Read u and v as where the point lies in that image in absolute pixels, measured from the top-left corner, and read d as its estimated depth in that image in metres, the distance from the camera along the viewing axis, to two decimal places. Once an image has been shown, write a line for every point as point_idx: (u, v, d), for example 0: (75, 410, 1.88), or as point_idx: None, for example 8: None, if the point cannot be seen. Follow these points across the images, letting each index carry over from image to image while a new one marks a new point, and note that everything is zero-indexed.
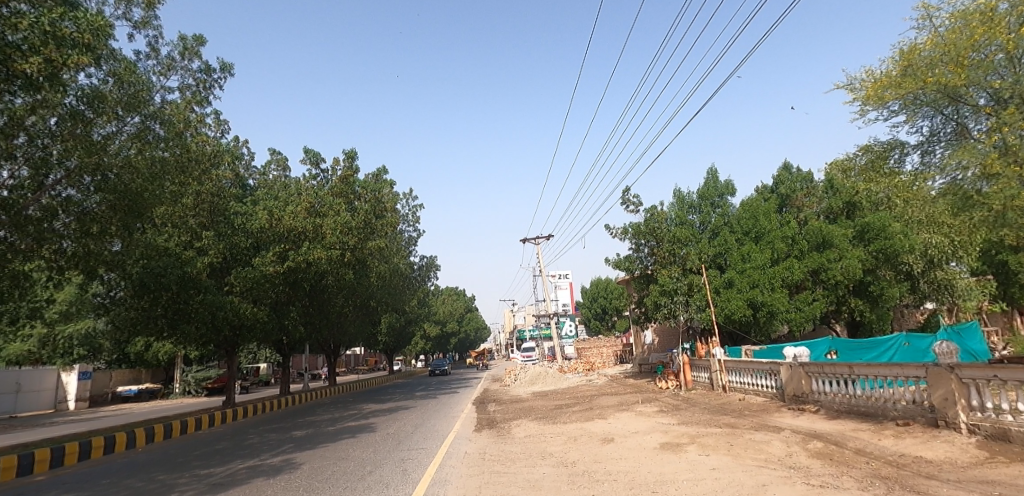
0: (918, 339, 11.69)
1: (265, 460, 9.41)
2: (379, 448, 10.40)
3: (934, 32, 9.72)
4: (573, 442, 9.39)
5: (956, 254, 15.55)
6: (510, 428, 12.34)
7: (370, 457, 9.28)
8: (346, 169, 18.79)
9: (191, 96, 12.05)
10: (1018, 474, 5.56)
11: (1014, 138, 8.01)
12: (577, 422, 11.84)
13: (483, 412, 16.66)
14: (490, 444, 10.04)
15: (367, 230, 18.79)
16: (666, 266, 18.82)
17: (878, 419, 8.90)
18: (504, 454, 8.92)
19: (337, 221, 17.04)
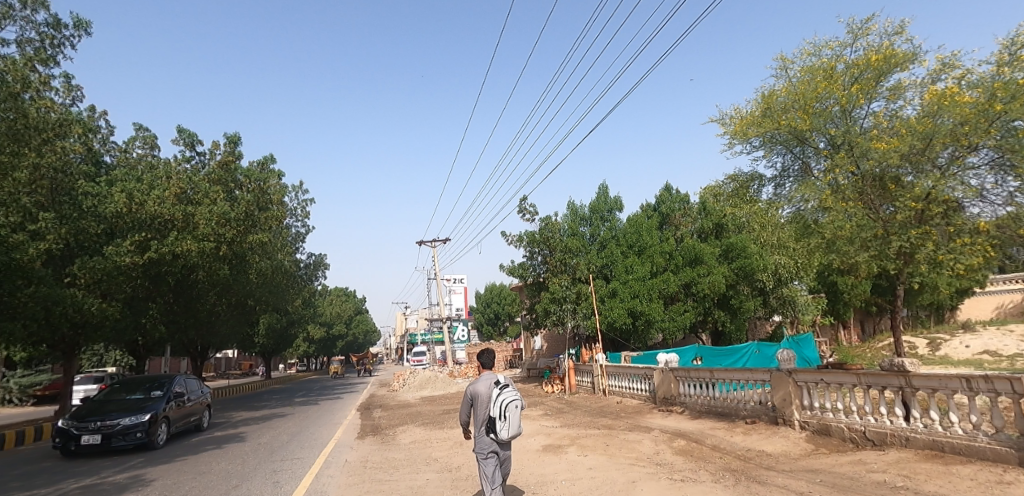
0: (767, 347, 13.23)
1: (108, 477, 8.51)
2: (248, 459, 9.81)
3: (788, 81, 11.16)
4: (458, 446, 9.54)
5: (801, 274, 17.80)
6: (395, 434, 12.22)
7: (238, 470, 8.75)
8: (225, 153, 17.64)
9: (33, 52, 10.62)
10: (835, 463, 6.59)
11: (843, 179, 9.49)
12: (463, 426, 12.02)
13: (368, 418, 16.27)
14: (372, 451, 9.90)
15: (248, 223, 17.61)
16: (557, 274, 19.75)
17: (731, 418, 9.98)
18: (386, 460, 8.86)
19: (212, 211, 15.81)
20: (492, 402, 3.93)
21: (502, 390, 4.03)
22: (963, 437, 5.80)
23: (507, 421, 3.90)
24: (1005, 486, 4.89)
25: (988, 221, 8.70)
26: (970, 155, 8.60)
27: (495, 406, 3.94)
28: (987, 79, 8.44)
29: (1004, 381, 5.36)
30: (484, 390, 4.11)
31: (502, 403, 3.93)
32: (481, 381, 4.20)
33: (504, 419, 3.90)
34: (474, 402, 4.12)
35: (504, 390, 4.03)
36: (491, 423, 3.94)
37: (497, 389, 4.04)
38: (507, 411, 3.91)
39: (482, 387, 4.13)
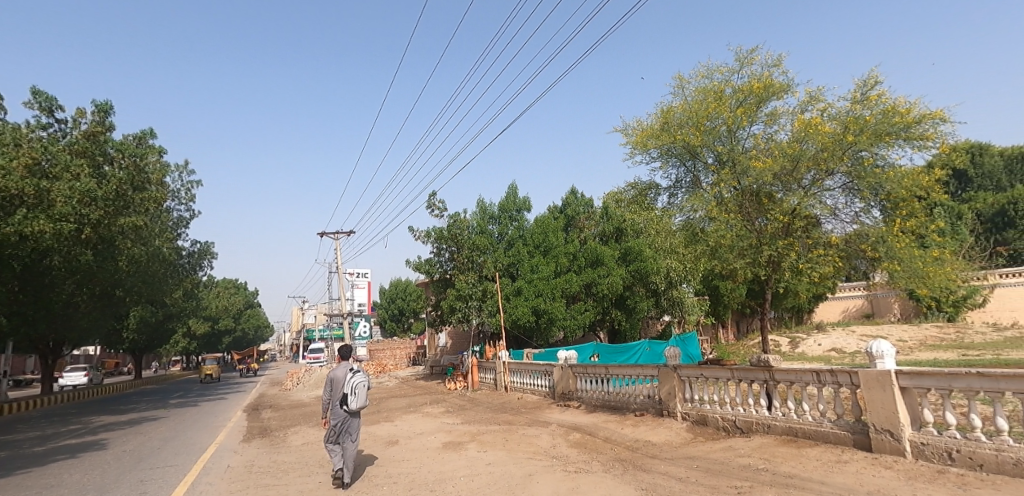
0: (657, 345, 14.21)
1: None
2: (110, 469, 8.98)
3: (685, 98, 12.05)
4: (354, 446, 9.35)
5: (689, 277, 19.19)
6: (285, 436, 11.72)
7: (98, 481, 8.00)
8: (92, 122, 15.94)
9: None
10: (709, 450, 7.29)
11: (726, 192, 10.46)
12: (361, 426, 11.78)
13: (255, 420, 15.41)
14: (258, 455, 9.43)
15: (118, 203, 16.01)
16: (463, 272, 19.94)
17: (623, 412, 10.62)
18: (275, 464, 8.50)
19: (73, 187, 14.16)
20: (347, 385, 6.53)
21: (353, 376, 6.65)
22: (812, 424, 6.68)
23: (355, 397, 6.54)
24: (843, 464, 5.73)
25: (840, 236, 10.01)
26: (827, 178, 9.85)
27: (348, 388, 6.55)
28: (844, 113, 9.69)
29: (846, 375, 6.25)
30: (343, 377, 6.67)
31: (354, 387, 6.56)
32: (341, 371, 6.71)
33: (355, 394, 6.54)
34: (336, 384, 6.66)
35: (355, 377, 6.63)
36: (345, 398, 6.54)
37: (351, 375, 6.62)
38: (355, 390, 6.56)
39: (342, 375, 6.68)
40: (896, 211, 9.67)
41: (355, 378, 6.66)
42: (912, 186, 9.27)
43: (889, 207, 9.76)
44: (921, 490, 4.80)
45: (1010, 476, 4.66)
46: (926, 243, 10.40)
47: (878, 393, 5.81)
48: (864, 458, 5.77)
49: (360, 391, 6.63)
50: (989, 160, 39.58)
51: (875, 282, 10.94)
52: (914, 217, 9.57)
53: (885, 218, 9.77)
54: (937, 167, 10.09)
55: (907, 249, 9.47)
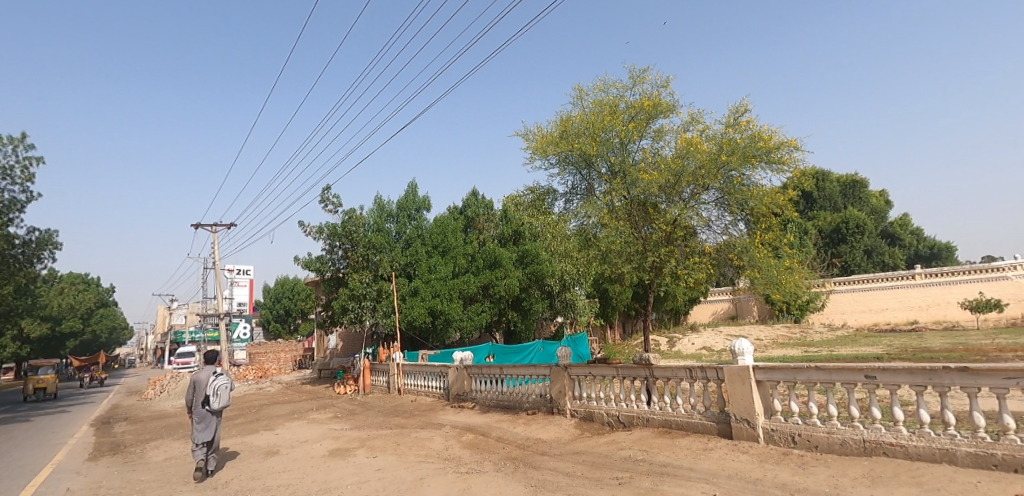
0: (550, 345, 14.74)
1: None
2: None
3: (582, 110, 12.66)
4: (229, 458, 8.75)
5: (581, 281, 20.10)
6: (145, 451, 10.63)
7: None
8: None
9: None
10: (595, 444, 7.75)
11: (617, 201, 11.16)
12: (237, 435, 11.01)
13: (108, 435, 13.79)
14: (111, 474, 8.48)
15: None
16: (358, 270, 19.08)
17: (515, 411, 10.91)
18: (132, 484, 7.70)
19: None
20: (211, 386, 7.37)
21: (217, 379, 7.49)
22: (684, 416, 7.34)
23: (218, 397, 7.37)
24: (708, 451, 6.39)
25: (712, 245, 11.06)
26: (703, 193, 10.83)
27: (212, 389, 7.38)
28: (719, 135, 10.75)
29: (714, 370, 6.95)
30: (206, 379, 7.47)
31: (217, 388, 7.40)
32: (204, 374, 7.52)
33: (218, 395, 7.38)
34: (197, 386, 7.41)
35: (218, 380, 7.48)
36: (208, 398, 7.34)
37: (215, 378, 7.48)
38: (219, 391, 7.40)
39: (205, 377, 7.48)
40: (757, 225, 10.88)
41: (218, 381, 7.47)
42: (770, 204, 10.54)
43: (752, 222, 10.97)
44: (770, 471, 5.51)
45: (838, 454, 5.59)
46: (779, 253, 11.82)
47: (738, 386, 6.53)
48: (726, 445, 6.47)
49: (223, 393, 7.45)
50: (829, 184, 45.38)
51: (739, 288, 12.22)
52: (771, 231, 10.85)
53: (748, 231, 10.96)
54: (790, 189, 11.53)
55: (765, 259, 10.71)
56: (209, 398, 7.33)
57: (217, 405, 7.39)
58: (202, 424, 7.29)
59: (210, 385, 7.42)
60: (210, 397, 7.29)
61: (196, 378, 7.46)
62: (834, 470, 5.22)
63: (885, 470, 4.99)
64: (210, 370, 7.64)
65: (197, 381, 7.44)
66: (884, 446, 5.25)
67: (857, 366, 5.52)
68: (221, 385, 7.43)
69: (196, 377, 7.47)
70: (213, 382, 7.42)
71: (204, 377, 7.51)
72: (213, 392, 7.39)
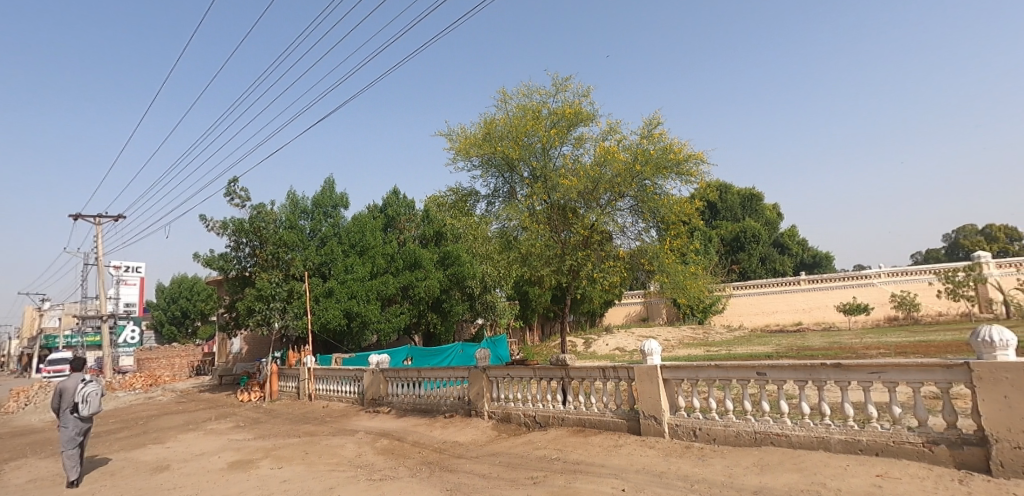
0: (469, 347, 14.72)
1: None
2: None
3: (505, 113, 12.78)
4: (111, 476, 7.98)
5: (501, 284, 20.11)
6: (7, 472, 9.41)
7: None
8: None
9: None
10: (511, 445, 7.82)
11: (537, 205, 11.36)
12: (122, 450, 10.05)
13: None
14: None
15: None
16: (267, 269, 17.86)
17: (433, 414, 10.76)
18: None
19: None
20: (78, 392, 7.44)
21: (85, 386, 7.57)
22: (597, 414, 7.58)
23: (86, 403, 7.44)
24: (619, 448, 6.64)
25: (627, 250, 11.52)
26: (619, 200, 11.27)
27: (80, 395, 7.45)
28: (635, 145, 11.23)
29: (625, 370, 7.23)
30: (72, 386, 7.53)
31: (86, 393, 7.48)
32: (72, 382, 7.58)
33: (86, 401, 7.45)
34: (63, 393, 7.45)
35: (86, 386, 7.57)
36: (76, 404, 7.40)
37: (83, 384, 7.56)
38: (88, 398, 7.48)
39: (72, 384, 7.54)
40: (667, 232, 11.48)
41: (88, 388, 7.56)
42: (679, 213, 11.17)
43: (662, 229, 11.56)
44: (673, 464, 5.83)
45: (732, 446, 6.02)
46: (686, 259, 12.55)
47: (648, 385, 6.84)
48: (635, 441, 6.77)
49: (91, 399, 7.53)
50: (730, 197, 48.81)
51: (650, 291, 12.85)
52: (679, 238, 11.50)
53: (659, 238, 11.53)
54: (696, 199, 12.28)
55: (672, 265, 11.34)
56: (77, 405, 7.39)
57: (85, 411, 7.46)
58: (69, 431, 7.29)
59: (77, 392, 7.48)
60: (79, 404, 7.37)
61: (61, 386, 7.49)
62: (729, 460, 5.63)
63: (772, 458, 5.46)
64: (78, 378, 7.69)
65: (62, 389, 7.48)
66: (771, 437, 5.74)
67: (750, 363, 5.96)
68: (89, 390, 7.52)
69: (61, 384, 7.50)
70: (82, 390, 7.48)
71: (71, 384, 7.56)
72: (81, 399, 7.45)
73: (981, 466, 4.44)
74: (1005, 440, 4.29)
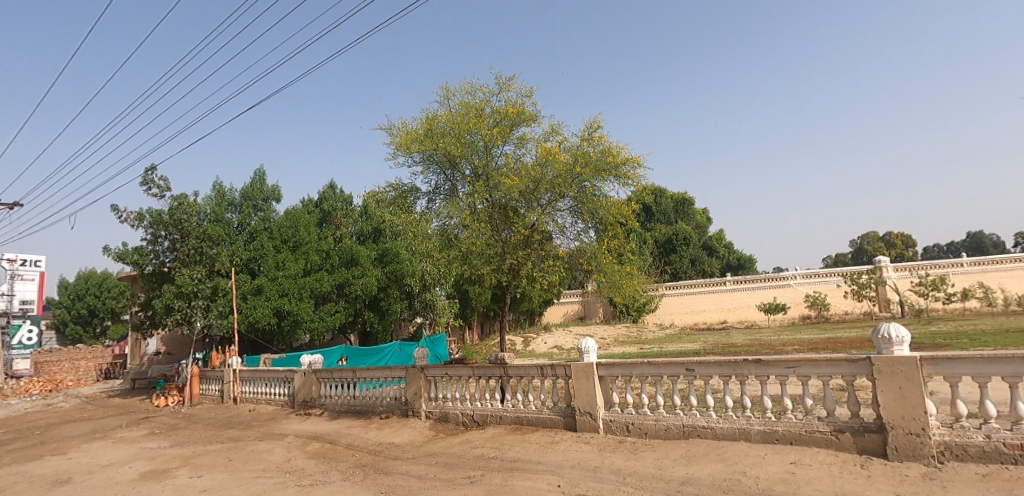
0: (407, 347, 14.43)
1: None
2: None
3: (448, 110, 12.56)
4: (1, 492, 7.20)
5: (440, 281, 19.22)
6: None
7: None
8: None
9: None
10: (448, 445, 7.71)
11: (478, 204, 11.30)
12: (16, 463, 9.11)
13: None
14: None
15: None
16: (188, 265, 16.57)
17: (367, 415, 10.44)
18: None
19: None
20: None
21: None
22: (535, 412, 7.59)
23: None
24: (555, 444, 6.68)
25: (566, 250, 11.63)
26: (559, 200, 11.37)
27: None
28: (575, 147, 11.35)
29: (562, 367, 7.28)
30: None
31: None
32: None
33: None
34: None
35: None
36: None
37: None
38: None
39: None
40: (605, 233, 11.69)
41: None
42: (617, 215, 11.40)
43: (601, 230, 11.75)
44: (607, 458, 5.93)
45: (662, 439, 6.19)
46: (622, 259, 12.86)
47: (584, 381, 6.91)
48: (571, 437, 6.83)
49: None
50: (664, 200, 50.54)
51: (588, 291, 13.05)
52: (616, 239, 11.76)
53: (597, 239, 11.72)
54: (633, 201, 12.59)
55: (609, 265, 11.57)
56: None
57: None
58: None
59: None
60: None
61: None
62: (660, 453, 5.79)
63: (698, 450, 5.67)
64: None
65: None
66: (698, 430, 5.95)
67: (680, 360, 6.18)
68: None
69: None
70: None
71: None
72: None
73: (878, 451, 4.89)
74: (899, 427, 4.76)
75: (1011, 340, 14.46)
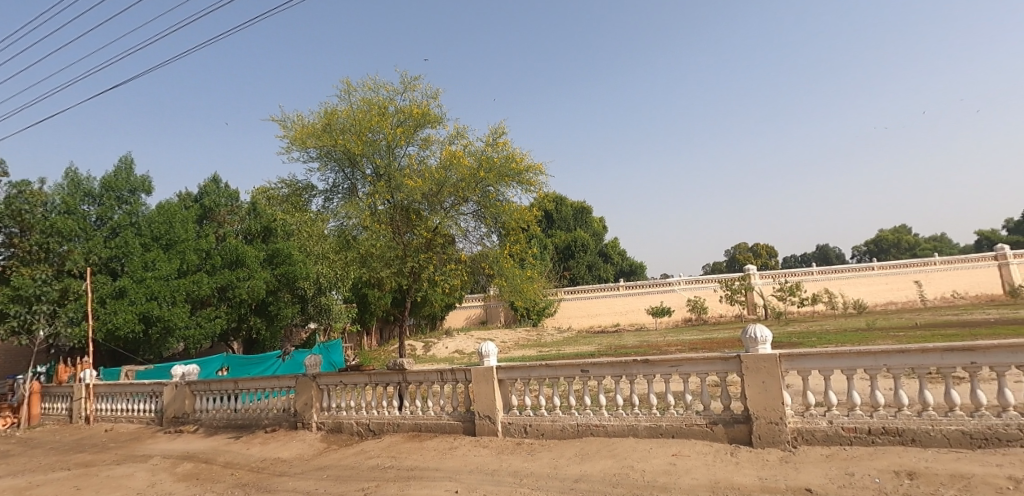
0: (298, 354, 13.56)
1: None
2: None
3: (349, 105, 11.96)
4: None
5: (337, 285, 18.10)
6: None
7: None
8: None
9: None
10: (341, 457, 7.30)
11: (378, 205, 10.92)
12: None
13: None
14: None
15: None
16: (28, 263, 14.61)
17: (251, 430, 9.59)
18: None
19: None
20: None
21: None
22: (433, 418, 7.40)
23: None
24: (453, 450, 6.57)
25: (468, 254, 11.56)
26: (462, 204, 11.28)
27: None
28: (479, 152, 11.29)
29: (462, 372, 7.16)
30: None
31: None
32: None
33: None
34: None
35: None
36: None
37: None
38: None
39: None
40: (507, 238, 11.79)
41: None
42: (519, 221, 11.54)
43: (503, 235, 11.83)
44: (505, 461, 5.91)
45: (558, 439, 6.29)
46: (524, 263, 13.03)
47: (483, 386, 6.82)
48: (469, 442, 6.73)
49: None
50: (564, 208, 52.06)
51: (489, 295, 13.06)
52: (518, 243, 11.92)
53: (499, 243, 11.78)
54: (535, 208, 12.80)
55: (510, 269, 11.68)
56: None
57: None
58: None
59: None
60: None
61: None
62: (555, 453, 5.88)
63: (590, 448, 5.82)
64: None
65: None
66: (591, 428, 6.11)
67: (576, 361, 6.33)
68: None
69: None
70: None
71: None
72: None
73: (745, 440, 5.31)
74: (762, 417, 5.20)
75: (849, 339, 16.67)
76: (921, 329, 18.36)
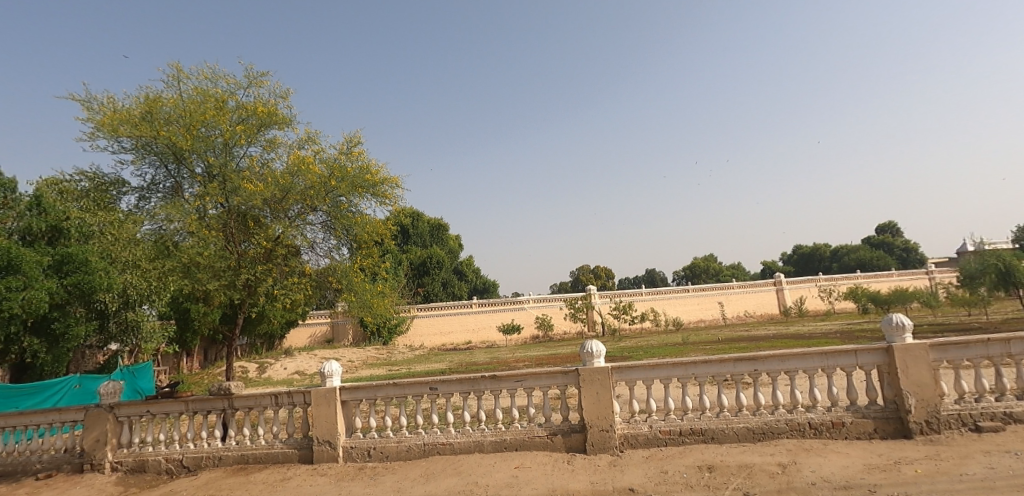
0: (91, 380, 10.43)
1: None
2: None
3: (178, 94, 10.60)
4: None
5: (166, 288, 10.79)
6: None
7: None
8: None
9: None
10: None
11: (209, 209, 9.91)
12: None
13: None
14: None
15: None
16: None
17: (13, 478, 7.44)
18: None
19: None
20: None
21: None
22: (264, 447, 6.77)
23: None
24: (285, 481, 6.06)
25: (314, 267, 10.90)
26: (310, 213, 10.64)
27: None
28: (332, 159, 10.76)
29: (300, 395, 6.64)
30: None
31: None
32: None
33: None
34: None
35: None
36: None
37: None
38: None
39: None
40: (358, 251, 11.38)
41: None
42: (372, 234, 11.23)
43: (354, 248, 11.39)
44: (344, 489, 5.61)
45: (403, 461, 6.14)
46: (375, 277, 12.58)
47: (323, 409, 6.40)
48: (305, 471, 6.28)
49: None
50: (421, 224, 51.78)
51: (337, 311, 12.41)
52: (370, 257, 11.54)
53: (349, 257, 11.31)
54: (389, 222, 12.56)
55: (360, 283, 11.25)
56: None
57: None
58: None
59: None
60: None
61: None
62: (399, 475, 5.73)
63: (435, 467, 5.77)
64: None
65: None
66: (437, 447, 6.07)
67: (425, 379, 6.26)
68: None
69: None
70: None
71: None
72: None
73: (580, 448, 5.68)
74: (595, 425, 5.62)
75: (664, 352, 18.89)
76: (722, 342, 21.36)
